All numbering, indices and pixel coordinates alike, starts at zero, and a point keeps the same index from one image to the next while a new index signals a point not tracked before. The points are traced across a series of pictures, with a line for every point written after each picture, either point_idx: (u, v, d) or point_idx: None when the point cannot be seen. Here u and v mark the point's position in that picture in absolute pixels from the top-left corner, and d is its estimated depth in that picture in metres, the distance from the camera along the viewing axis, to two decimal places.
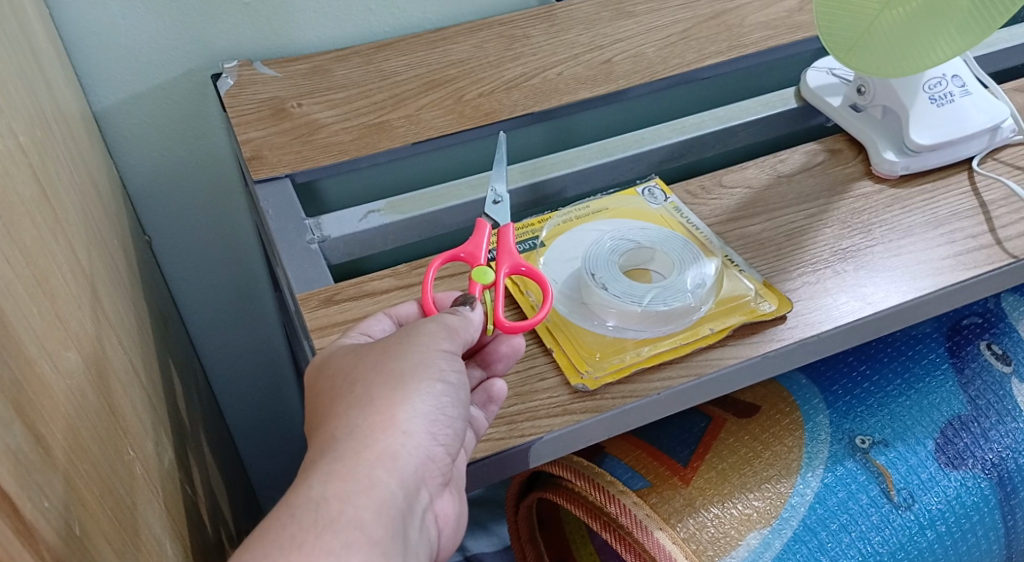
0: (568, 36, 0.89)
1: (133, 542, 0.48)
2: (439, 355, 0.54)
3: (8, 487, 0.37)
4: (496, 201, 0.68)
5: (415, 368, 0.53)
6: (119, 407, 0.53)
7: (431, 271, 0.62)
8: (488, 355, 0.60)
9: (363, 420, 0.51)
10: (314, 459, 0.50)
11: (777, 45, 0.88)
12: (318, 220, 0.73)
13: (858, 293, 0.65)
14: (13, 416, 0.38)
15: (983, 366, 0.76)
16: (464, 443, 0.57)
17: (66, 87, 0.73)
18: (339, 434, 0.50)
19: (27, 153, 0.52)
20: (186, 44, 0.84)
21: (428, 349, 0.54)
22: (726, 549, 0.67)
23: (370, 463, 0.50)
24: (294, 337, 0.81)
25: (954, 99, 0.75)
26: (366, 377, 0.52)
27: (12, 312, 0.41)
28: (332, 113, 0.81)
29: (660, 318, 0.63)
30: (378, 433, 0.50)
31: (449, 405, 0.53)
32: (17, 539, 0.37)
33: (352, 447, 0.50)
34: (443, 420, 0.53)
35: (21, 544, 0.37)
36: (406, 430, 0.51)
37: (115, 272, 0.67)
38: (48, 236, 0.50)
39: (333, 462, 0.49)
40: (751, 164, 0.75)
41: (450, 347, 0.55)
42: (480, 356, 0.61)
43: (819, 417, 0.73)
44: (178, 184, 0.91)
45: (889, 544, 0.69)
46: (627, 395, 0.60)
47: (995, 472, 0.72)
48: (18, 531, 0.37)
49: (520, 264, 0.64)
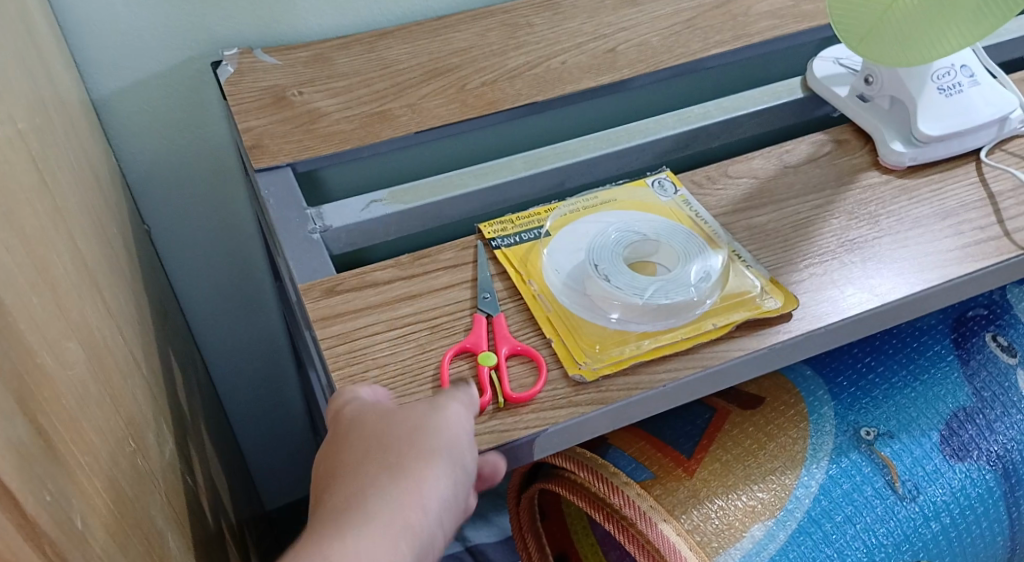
0: (572, 24, 0.88)
1: (136, 533, 0.47)
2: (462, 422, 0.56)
3: (10, 480, 0.36)
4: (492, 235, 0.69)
5: (442, 439, 0.55)
6: (121, 398, 0.53)
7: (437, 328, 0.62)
8: (505, 390, 0.59)
9: (388, 483, 0.53)
10: (339, 507, 0.53)
11: (783, 33, 0.87)
12: (320, 210, 0.72)
13: (865, 284, 0.64)
14: (13, 408, 0.37)
15: (989, 357, 0.75)
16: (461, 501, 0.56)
17: (65, 74, 0.72)
18: (366, 493, 0.53)
19: (26, 141, 0.51)
20: (186, 31, 0.83)
21: (450, 418, 0.55)
22: (729, 541, 0.66)
23: (390, 515, 0.52)
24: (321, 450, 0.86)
25: (963, 90, 0.74)
26: (395, 436, 0.55)
27: (13, 303, 0.40)
28: (334, 101, 0.80)
29: (658, 313, 0.62)
30: (400, 491, 0.53)
31: (468, 469, 0.55)
32: (19, 532, 0.36)
33: (378, 506, 0.53)
34: (461, 483, 0.55)
35: (24, 539, 0.36)
36: (426, 499, 0.53)
37: (115, 261, 0.67)
38: (49, 224, 0.49)
39: (361, 518, 0.52)
40: (757, 154, 0.75)
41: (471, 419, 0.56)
42: (496, 390, 0.59)
43: (824, 408, 0.72)
44: (177, 172, 0.91)
45: (894, 536, 0.68)
46: (632, 387, 0.59)
47: (1001, 464, 0.71)
48: (20, 526, 0.36)
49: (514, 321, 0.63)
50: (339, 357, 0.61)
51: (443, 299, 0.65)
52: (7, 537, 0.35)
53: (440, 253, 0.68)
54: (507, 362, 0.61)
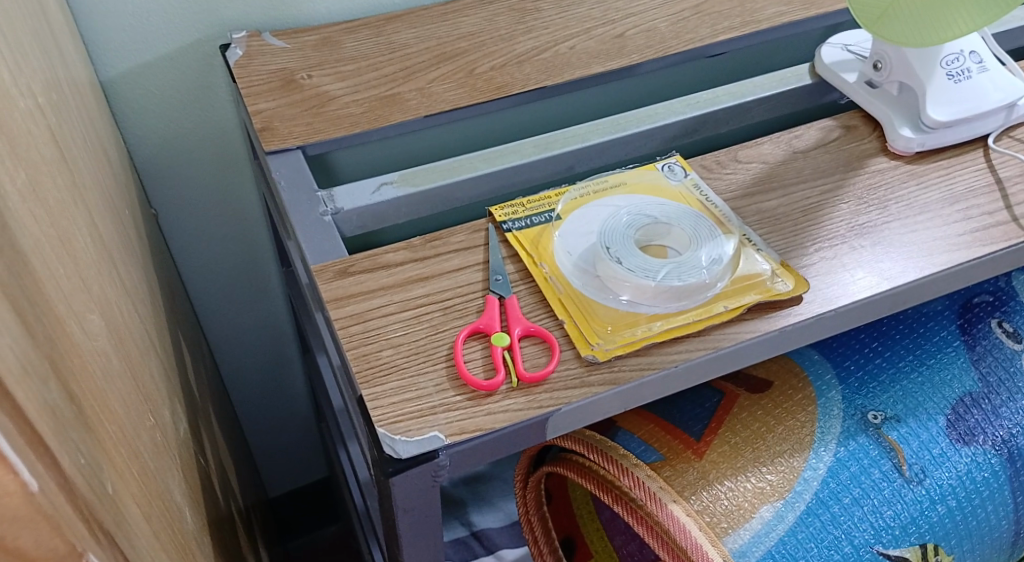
0: (580, 10, 0.88)
1: (158, 507, 0.48)
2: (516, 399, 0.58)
3: (51, 441, 0.36)
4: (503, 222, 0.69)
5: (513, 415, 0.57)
6: (139, 376, 0.53)
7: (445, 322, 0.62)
8: (524, 371, 0.59)
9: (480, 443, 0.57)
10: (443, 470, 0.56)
11: (790, 20, 0.87)
12: (330, 193, 0.72)
13: (875, 268, 0.64)
14: (48, 371, 0.37)
15: (994, 343, 0.76)
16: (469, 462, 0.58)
17: (76, 54, 0.72)
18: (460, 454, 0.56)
19: (45, 116, 0.51)
20: (195, 13, 0.83)
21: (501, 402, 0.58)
22: (739, 522, 0.67)
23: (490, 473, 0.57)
24: (341, 443, 0.92)
25: (971, 76, 0.75)
26: (477, 425, 0.57)
27: (43, 271, 0.40)
28: (343, 85, 0.80)
29: (673, 294, 0.63)
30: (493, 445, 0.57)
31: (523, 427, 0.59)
32: (60, 492, 0.36)
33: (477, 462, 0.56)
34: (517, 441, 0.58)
35: (64, 500, 0.36)
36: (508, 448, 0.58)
37: (128, 241, 0.67)
38: (68, 199, 0.50)
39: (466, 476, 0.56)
40: (766, 140, 0.75)
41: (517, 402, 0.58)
42: (515, 372, 0.59)
43: (831, 392, 0.73)
44: (185, 154, 0.91)
45: (901, 519, 0.69)
46: (644, 368, 0.60)
47: (1005, 449, 0.72)
48: (61, 487, 0.36)
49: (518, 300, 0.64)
50: (353, 338, 0.61)
51: (455, 281, 0.65)
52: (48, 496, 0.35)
53: (452, 236, 0.68)
54: (520, 343, 0.61)
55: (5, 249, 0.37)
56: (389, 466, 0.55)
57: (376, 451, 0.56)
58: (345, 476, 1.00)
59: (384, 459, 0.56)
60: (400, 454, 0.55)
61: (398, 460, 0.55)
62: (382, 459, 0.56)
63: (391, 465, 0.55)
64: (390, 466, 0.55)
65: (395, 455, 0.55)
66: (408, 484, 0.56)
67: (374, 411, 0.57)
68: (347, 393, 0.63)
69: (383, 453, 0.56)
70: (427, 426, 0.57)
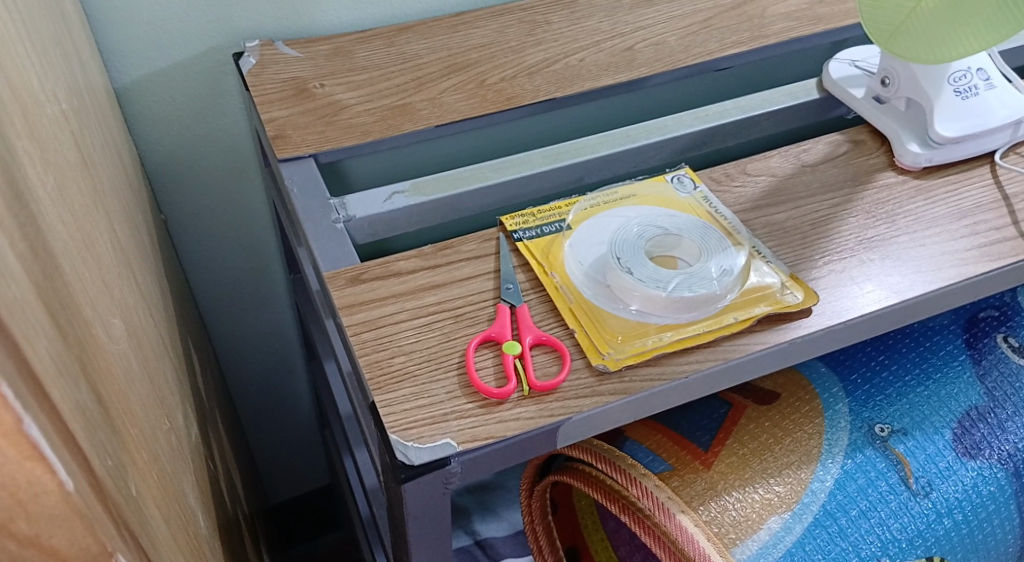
0: (590, 23, 0.89)
1: (173, 507, 0.48)
2: (526, 408, 0.59)
3: (82, 440, 0.36)
4: (514, 233, 0.70)
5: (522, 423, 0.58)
6: (155, 380, 0.54)
7: (456, 334, 0.63)
8: (535, 379, 0.59)
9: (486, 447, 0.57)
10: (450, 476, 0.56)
11: (798, 36, 0.88)
12: (343, 201, 0.73)
13: (884, 282, 0.65)
14: (79, 373, 0.38)
15: (1000, 358, 0.77)
16: (479, 466, 0.58)
17: (92, 60, 0.73)
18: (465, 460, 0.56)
19: (68, 121, 0.52)
20: (209, 22, 0.84)
21: (509, 410, 0.58)
22: (746, 533, 0.67)
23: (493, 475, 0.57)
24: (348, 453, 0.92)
25: (978, 93, 0.76)
26: (488, 434, 0.57)
27: (70, 273, 0.41)
28: (354, 94, 0.81)
29: (684, 305, 0.63)
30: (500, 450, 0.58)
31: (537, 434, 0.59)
32: (90, 492, 0.36)
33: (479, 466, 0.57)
34: (527, 448, 0.59)
35: (93, 499, 0.37)
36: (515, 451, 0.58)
37: (141, 245, 0.67)
38: (90, 203, 0.50)
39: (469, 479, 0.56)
40: (775, 154, 0.76)
41: (525, 408, 0.59)
42: (527, 379, 0.60)
43: (839, 405, 0.74)
44: (196, 161, 0.91)
45: (908, 531, 0.69)
46: (655, 378, 0.60)
47: (1011, 463, 0.72)
48: (92, 486, 0.37)
49: (524, 307, 0.64)
50: (366, 345, 0.61)
51: (466, 289, 0.66)
52: (78, 498, 0.36)
53: (463, 244, 0.69)
54: (531, 351, 0.62)
55: (40, 252, 0.37)
56: (401, 472, 0.56)
57: (389, 457, 0.56)
58: (349, 484, 1.00)
59: (397, 465, 0.56)
60: (412, 461, 0.56)
61: (410, 466, 0.56)
62: (395, 465, 0.56)
63: (403, 471, 0.56)
64: (402, 472, 0.56)
65: (408, 462, 0.56)
66: (419, 490, 0.57)
67: (387, 417, 0.58)
68: (358, 400, 0.64)
69: (395, 459, 0.56)
70: (439, 432, 0.57)
